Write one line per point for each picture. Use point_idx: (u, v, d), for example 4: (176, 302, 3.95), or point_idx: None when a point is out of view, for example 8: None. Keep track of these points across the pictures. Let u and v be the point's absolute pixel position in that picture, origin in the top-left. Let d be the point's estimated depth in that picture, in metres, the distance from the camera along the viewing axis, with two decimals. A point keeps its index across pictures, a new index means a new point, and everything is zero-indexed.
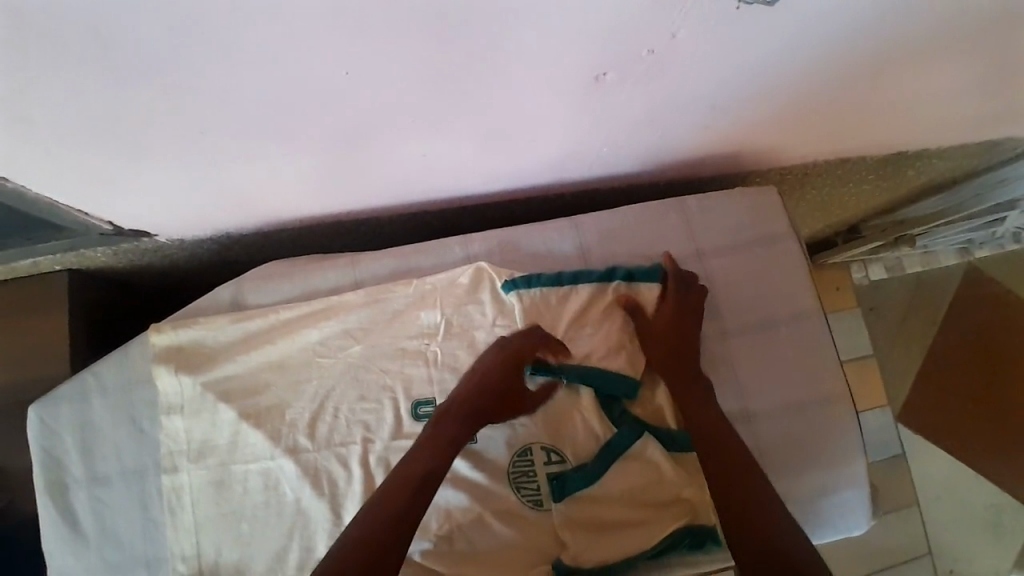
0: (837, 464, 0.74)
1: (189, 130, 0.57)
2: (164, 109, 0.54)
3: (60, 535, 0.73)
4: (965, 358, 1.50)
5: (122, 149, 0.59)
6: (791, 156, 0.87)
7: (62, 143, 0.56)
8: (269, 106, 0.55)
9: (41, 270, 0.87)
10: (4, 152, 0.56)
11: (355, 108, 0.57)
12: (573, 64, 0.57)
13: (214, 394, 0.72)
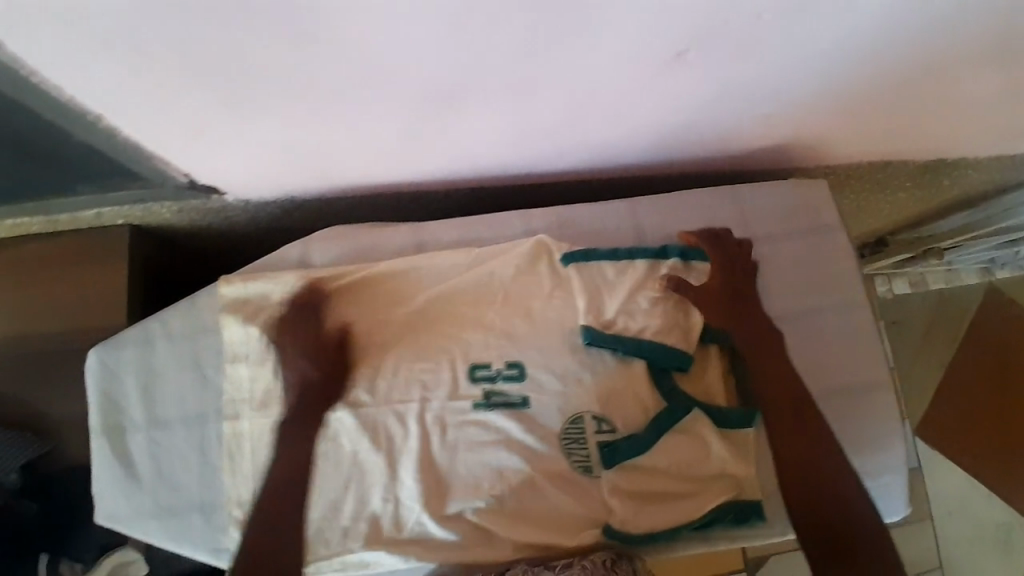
0: (878, 450, 0.76)
1: (280, 85, 0.59)
2: (261, 65, 0.56)
3: (114, 477, 0.74)
4: (981, 376, 1.52)
5: (213, 102, 0.61)
6: (838, 154, 0.89)
7: (159, 93, 0.58)
8: (360, 68, 0.57)
9: (103, 223, 0.89)
10: (105, 96, 0.58)
11: (444, 77, 0.61)
12: (654, 45, 0.59)
13: (279, 345, 0.74)
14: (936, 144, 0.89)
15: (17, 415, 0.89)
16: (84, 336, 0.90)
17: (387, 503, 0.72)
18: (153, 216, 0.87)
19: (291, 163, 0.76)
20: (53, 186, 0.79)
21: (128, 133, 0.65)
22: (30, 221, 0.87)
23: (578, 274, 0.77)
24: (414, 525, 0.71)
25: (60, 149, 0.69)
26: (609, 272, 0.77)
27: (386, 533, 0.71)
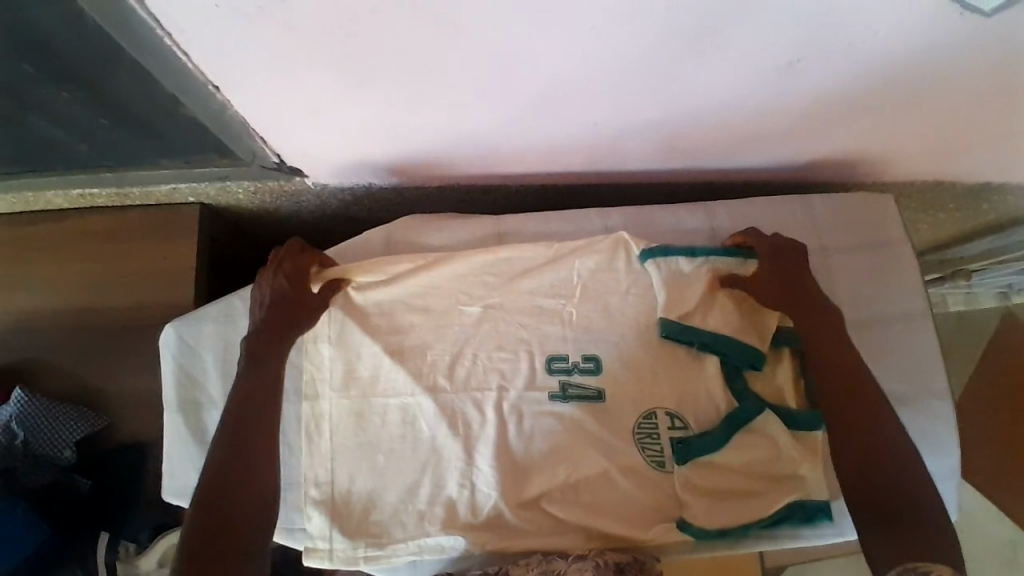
0: (936, 459, 0.79)
1: (389, 59, 0.59)
2: (377, 34, 0.55)
3: (189, 452, 0.75)
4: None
5: (319, 74, 0.61)
6: (899, 173, 0.91)
7: (271, 61, 0.58)
8: (471, 43, 0.57)
9: (172, 201, 0.88)
10: (220, 64, 0.58)
11: (549, 59, 0.61)
12: (759, 41, 0.60)
13: (362, 328, 0.76)
14: (991, 173, 0.91)
15: (73, 389, 0.87)
16: (146, 312, 0.88)
17: (463, 489, 0.72)
18: (226, 196, 0.86)
19: (377, 150, 0.77)
20: (136, 155, 0.77)
21: (235, 107, 0.66)
22: (98, 193, 0.85)
23: (659, 269, 0.78)
24: (490, 507, 0.72)
25: (161, 119, 0.70)
26: (687, 270, 0.78)
27: (461, 518, 0.72)
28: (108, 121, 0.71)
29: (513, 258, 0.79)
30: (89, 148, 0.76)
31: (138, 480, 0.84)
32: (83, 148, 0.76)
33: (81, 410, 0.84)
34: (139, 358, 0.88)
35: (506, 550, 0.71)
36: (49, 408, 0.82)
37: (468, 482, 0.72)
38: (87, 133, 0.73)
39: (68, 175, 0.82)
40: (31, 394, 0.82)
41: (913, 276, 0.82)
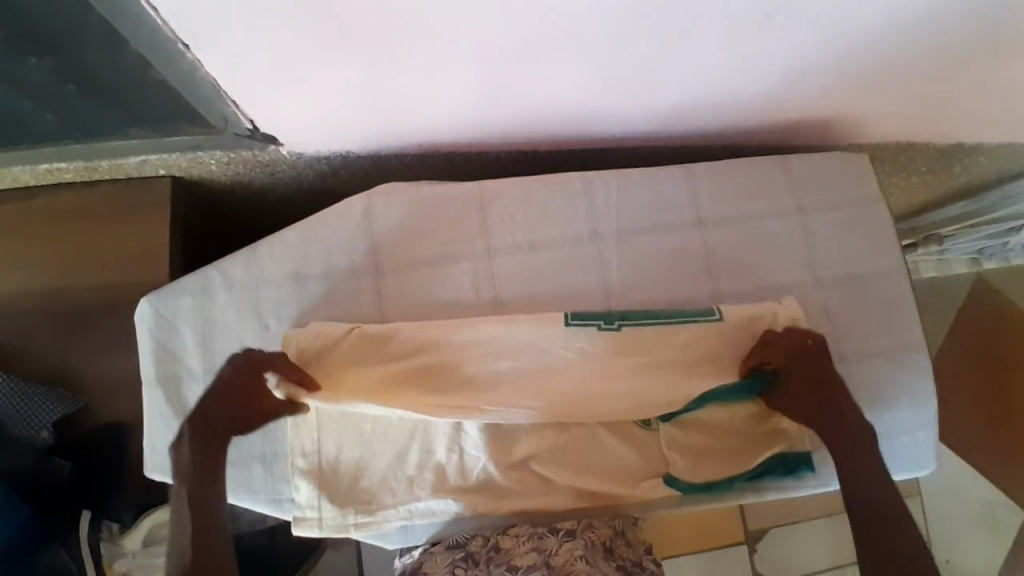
0: (914, 409, 0.81)
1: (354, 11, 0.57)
2: None
3: (171, 426, 0.75)
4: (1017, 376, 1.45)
5: (285, 31, 0.59)
6: (874, 135, 0.92)
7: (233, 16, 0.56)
8: None
9: (143, 174, 0.85)
10: (183, 20, 0.56)
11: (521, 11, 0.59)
12: None
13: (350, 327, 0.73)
14: (965, 133, 0.92)
15: (47, 371, 0.85)
16: (121, 291, 0.86)
17: (452, 453, 0.72)
18: (198, 167, 0.84)
19: (358, 115, 0.75)
20: (105, 125, 0.75)
21: (207, 68, 0.64)
22: (65, 167, 0.82)
23: None
24: (479, 472, 0.73)
25: (131, 84, 0.67)
26: None
27: (451, 482, 0.72)
28: (74, 86, 0.68)
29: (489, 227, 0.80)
30: (56, 119, 0.74)
31: (120, 460, 0.83)
32: (48, 117, 0.73)
33: (59, 392, 0.81)
34: (115, 337, 0.86)
35: (496, 510, 0.73)
36: (26, 389, 0.79)
37: (458, 447, 0.72)
38: (53, 101, 0.71)
39: (34, 148, 0.79)
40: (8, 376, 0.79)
41: (889, 233, 0.84)
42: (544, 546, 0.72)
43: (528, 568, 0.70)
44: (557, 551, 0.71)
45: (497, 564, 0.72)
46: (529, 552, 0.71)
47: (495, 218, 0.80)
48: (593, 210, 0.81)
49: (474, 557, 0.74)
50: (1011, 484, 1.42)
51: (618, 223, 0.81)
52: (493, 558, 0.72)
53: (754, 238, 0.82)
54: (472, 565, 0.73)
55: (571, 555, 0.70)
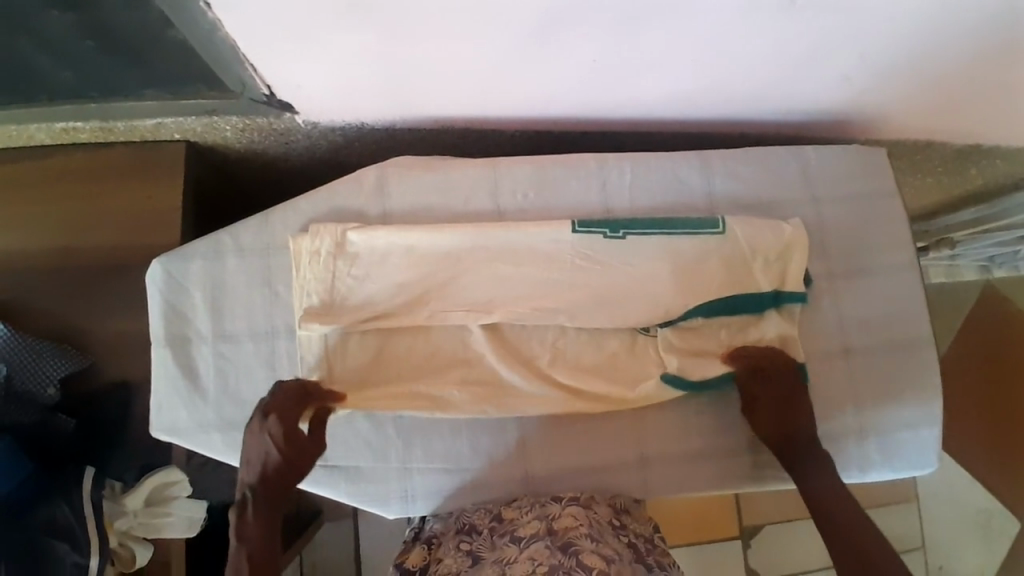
0: (916, 406, 0.81)
1: None
2: None
3: (177, 388, 0.75)
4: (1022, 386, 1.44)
5: None
6: (894, 131, 0.91)
7: None
8: None
9: (157, 137, 0.86)
10: None
11: None
12: None
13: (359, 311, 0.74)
14: (985, 134, 0.91)
15: (54, 328, 0.85)
16: (131, 252, 0.86)
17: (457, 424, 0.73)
18: (213, 133, 0.84)
19: (374, 86, 0.75)
20: (122, 85, 0.75)
21: (227, 30, 0.63)
22: (81, 127, 0.83)
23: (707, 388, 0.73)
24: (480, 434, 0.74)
25: (151, 45, 0.67)
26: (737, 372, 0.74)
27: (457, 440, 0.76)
28: (93, 44, 0.68)
29: (504, 203, 0.80)
30: (74, 78, 0.74)
31: (126, 419, 0.84)
32: (66, 75, 0.73)
33: (65, 349, 0.82)
34: (126, 298, 0.86)
35: (496, 465, 0.76)
36: (33, 344, 0.80)
37: (468, 415, 0.75)
38: (72, 59, 0.71)
39: (51, 105, 0.79)
40: (13, 330, 0.79)
41: (901, 231, 0.83)
42: (547, 514, 0.70)
43: (533, 537, 0.67)
44: (559, 516, 0.69)
45: (500, 535, 0.70)
46: (532, 520, 0.69)
47: (508, 195, 0.80)
48: (607, 192, 0.81)
49: (478, 529, 0.72)
50: (1007, 493, 1.41)
51: (632, 206, 0.81)
52: (495, 528, 0.71)
53: None
54: (475, 537, 0.71)
55: (575, 523, 0.68)
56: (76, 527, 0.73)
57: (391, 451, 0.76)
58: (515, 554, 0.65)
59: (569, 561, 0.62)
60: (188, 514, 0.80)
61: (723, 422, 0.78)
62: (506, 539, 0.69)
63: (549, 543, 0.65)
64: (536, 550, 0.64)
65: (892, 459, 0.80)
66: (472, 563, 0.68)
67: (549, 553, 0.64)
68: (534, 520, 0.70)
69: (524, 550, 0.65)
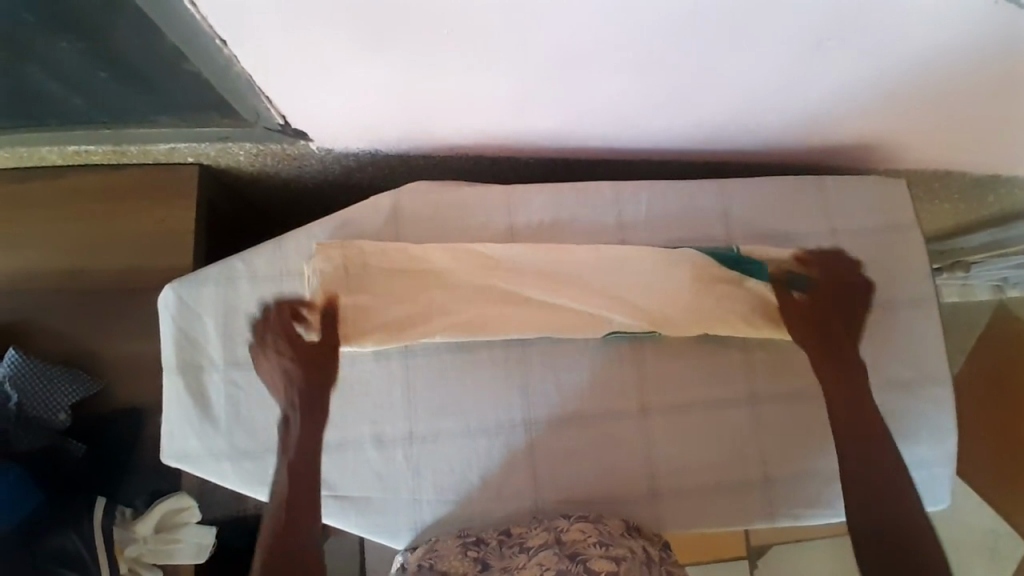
0: (934, 441, 0.79)
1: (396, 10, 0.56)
2: None
3: (189, 415, 0.74)
4: None
5: (324, 28, 0.58)
6: (912, 160, 0.90)
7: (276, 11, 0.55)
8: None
9: (170, 161, 0.86)
10: (224, 15, 0.56)
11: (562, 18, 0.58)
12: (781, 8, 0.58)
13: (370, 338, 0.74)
14: (1004, 164, 0.90)
15: (64, 352, 0.85)
16: (143, 276, 0.86)
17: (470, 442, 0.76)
18: (227, 157, 0.84)
19: (387, 115, 0.75)
20: (136, 113, 0.74)
21: (243, 63, 0.63)
22: (93, 150, 0.83)
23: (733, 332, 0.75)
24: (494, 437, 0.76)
25: (165, 76, 0.67)
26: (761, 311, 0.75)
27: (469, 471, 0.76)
28: (107, 74, 0.67)
29: (517, 233, 0.79)
30: (86, 105, 0.73)
31: (135, 444, 0.83)
32: (78, 102, 0.73)
33: (76, 373, 0.82)
34: (137, 322, 0.86)
35: (507, 499, 0.75)
36: (44, 369, 0.79)
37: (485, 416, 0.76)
38: (86, 88, 0.70)
39: (64, 131, 0.78)
40: (25, 355, 0.79)
41: (920, 263, 0.82)
42: (555, 526, 0.70)
43: (541, 547, 0.68)
44: (567, 529, 0.69)
45: (509, 546, 0.70)
46: (540, 532, 0.70)
47: (522, 224, 0.79)
48: (622, 222, 0.80)
49: (485, 540, 0.71)
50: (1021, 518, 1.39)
51: (647, 237, 0.80)
52: (504, 541, 0.71)
53: None
54: (484, 548, 0.70)
55: (584, 535, 0.68)
56: (86, 557, 0.73)
57: (401, 482, 0.75)
58: (523, 562, 0.67)
59: (576, 568, 0.63)
60: (197, 540, 0.80)
61: (737, 457, 0.77)
62: (514, 550, 0.69)
63: (558, 552, 0.66)
64: (544, 557, 0.66)
65: None
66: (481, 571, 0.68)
67: (557, 560, 0.65)
68: (543, 531, 0.70)
69: (533, 557, 0.67)
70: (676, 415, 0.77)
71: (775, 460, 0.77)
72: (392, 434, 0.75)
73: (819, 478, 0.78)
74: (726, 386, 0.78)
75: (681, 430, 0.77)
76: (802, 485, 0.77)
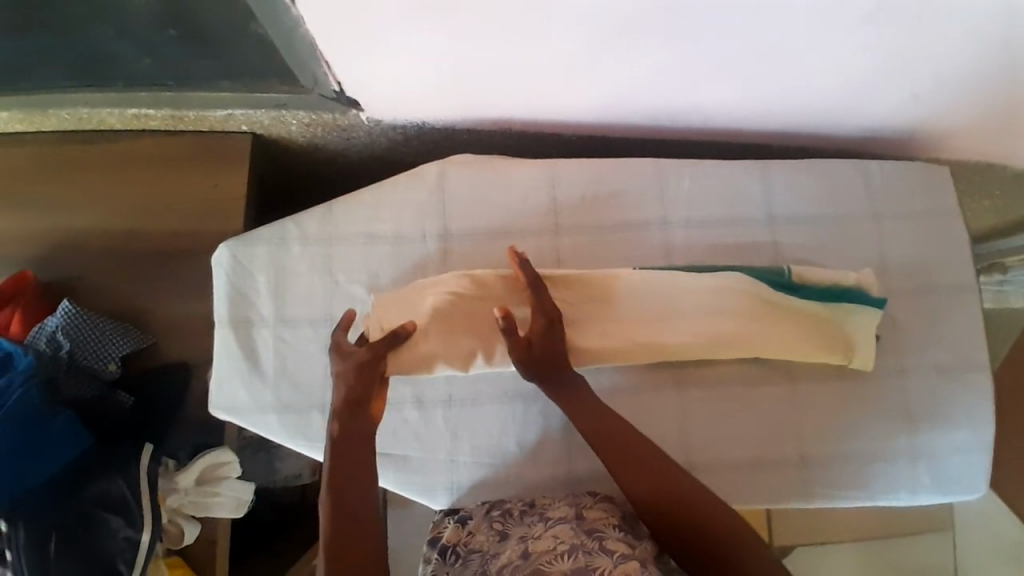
0: (973, 428, 0.79)
1: None
2: None
3: (237, 369, 0.76)
4: None
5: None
6: (955, 152, 0.90)
7: None
8: None
9: (225, 128, 0.89)
10: None
11: None
12: None
13: None
14: None
15: (117, 306, 0.88)
16: (194, 237, 0.89)
17: (509, 409, 0.77)
18: (279, 126, 0.87)
19: (437, 85, 0.76)
20: (199, 76, 0.77)
21: (307, 25, 0.65)
22: (153, 114, 0.86)
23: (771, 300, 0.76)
24: (534, 405, 0.77)
25: (231, 34, 0.69)
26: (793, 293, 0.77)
27: (507, 438, 0.77)
28: (175, 33, 0.70)
29: (559, 206, 0.81)
30: (154, 66, 0.76)
31: (179, 398, 0.86)
32: (146, 63, 0.76)
33: (126, 328, 0.85)
34: (186, 282, 0.89)
35: (542, 467, 0.76)
36: (96, 322, 0.82)
37: (525, 383, 0.77)
38: (155, 48, 0.73)
39: (128, 94, 0.82)
40: (78, 307, 0.82)
41: (962, 252, 0.82)
42: (578, 503, 0.70)
43: (560, 520, 0.67)
44: (589, 507, 0.69)
45: (531, 515, 0.70)
46: (562, 506, 0.70)
47: (564, 198, 0.81)
48: (663, 199, 0.81)
49: (512, 511, 0.72)
50: None
51: (688, 215, 0.81)
52: (526, 511, 0.71)
53: (829, 242, 0.81)
54: (509, 519, 0.71)
55: (605, 514, 0.68)
56: (131, 503, 0.74)
57: (440, 444, 0.76)
58: (540, 531, 0.66)
59: (591, 542, 0.62)
60: (237, 495, 0.82)
61: (773, 436, 0.77)
62: (534, 519, 0.69)
63: (574, 527, 0.65)
64: (560, 530, 0.65)
65: (941, 480, 0.78)
66: (500, 539, 0.68)
67: (572, 534, 0.64)
68: (565, 505, 0.70)
69: (550, 529, 0.66)
70: (713, 391, 0.78)
71: (812, 440, 0.77)
72: (432, 396, 0.77)
73: (854, 460, 0.77)
74: (764, 364, 0.79)
75: (717, 405, 0.78)
76: (837, 465, 0.77)
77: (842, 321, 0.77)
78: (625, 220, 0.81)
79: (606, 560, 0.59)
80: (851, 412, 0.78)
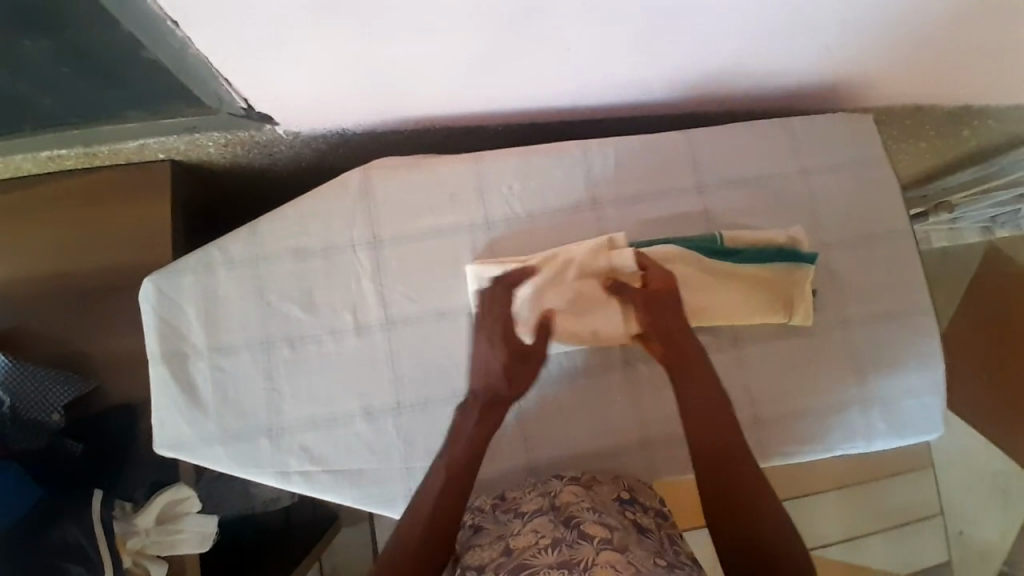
0: (921, 369, 0.80)
1: None
2: None
3: (178, 403, 0.75)
4: None
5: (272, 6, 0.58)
6: (881, 97, 0.90)
7: None
8: None
9: (144, 158, 0.86)
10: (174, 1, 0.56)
11: None
12: None
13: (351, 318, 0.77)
14: (975, 95, 0.89)
15: (54, 353, 0.86)
16: (126, 273, 0.87)
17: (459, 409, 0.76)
18: (197, 150, 0.85)
19: (347, 89, 0.75)
20: (104, 109, 0.75)
21: (199, 46, 0.63)
22: (67, 154, 0.83)
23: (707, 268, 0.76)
24: None
25: (125, 64, 0.67)
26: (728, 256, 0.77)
27: None
28: (68, 70, 0.67)
29: (489, 198, 0.80)
30: (55, 106, 0.74)
31: (132, 438, 0.84)
32: (46, 103, 0.73)
33: (66, 374, 0.83)
34: (123, 319, 0.87)
35: (500, 462, 0.76)
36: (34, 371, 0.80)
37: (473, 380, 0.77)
38: (50, 87, 0.70)
39: (35, 136, 0.79)
40: (13, 359, 0.80)
41: (893, 197, 0.82)
42: (548, 492, 0.68)
43: (537, 513, 0.65)
44: (560, 493, 0.67)
45: (503, 512, 0.68)
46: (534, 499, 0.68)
47: (493, 189, 0.80)
48: (592, 178, 0.81)
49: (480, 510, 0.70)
50: None
51: (619, 192, 0.81)
52: (498, 506, 0.70)
53: (761, 202, 0.81)
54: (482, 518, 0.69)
55: (576, 499, 0.66)
56: (87, 546, 0.72)
57: (394, 453, 0.75)
58: (517, 528, 0.63)
59: (571, 533, 0.59)
60: (201, 528, 0.81)
61: None
62: (508, 516, 0.67)
63: (553, 518, 0.63)
64: (540, 523, 0.62)
65: (895, 424, 0.79)
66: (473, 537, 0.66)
67: (552, 526, 0.61)
68: (537, 497, 0.68)
69: (528, 523, 0.63)
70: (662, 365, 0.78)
71: (764, 401, 0.78)
72: (381, 406, 0.76)
73: (807, 415, 0.78)
74: (710, 331, 0.79)
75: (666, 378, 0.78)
76: (791, 423, 0.78)
77: (780, 279, 0.77)
78: (557, 204, 0.80)
79: (589, 547, 0.55)
80: (799, 370, 0.78)
